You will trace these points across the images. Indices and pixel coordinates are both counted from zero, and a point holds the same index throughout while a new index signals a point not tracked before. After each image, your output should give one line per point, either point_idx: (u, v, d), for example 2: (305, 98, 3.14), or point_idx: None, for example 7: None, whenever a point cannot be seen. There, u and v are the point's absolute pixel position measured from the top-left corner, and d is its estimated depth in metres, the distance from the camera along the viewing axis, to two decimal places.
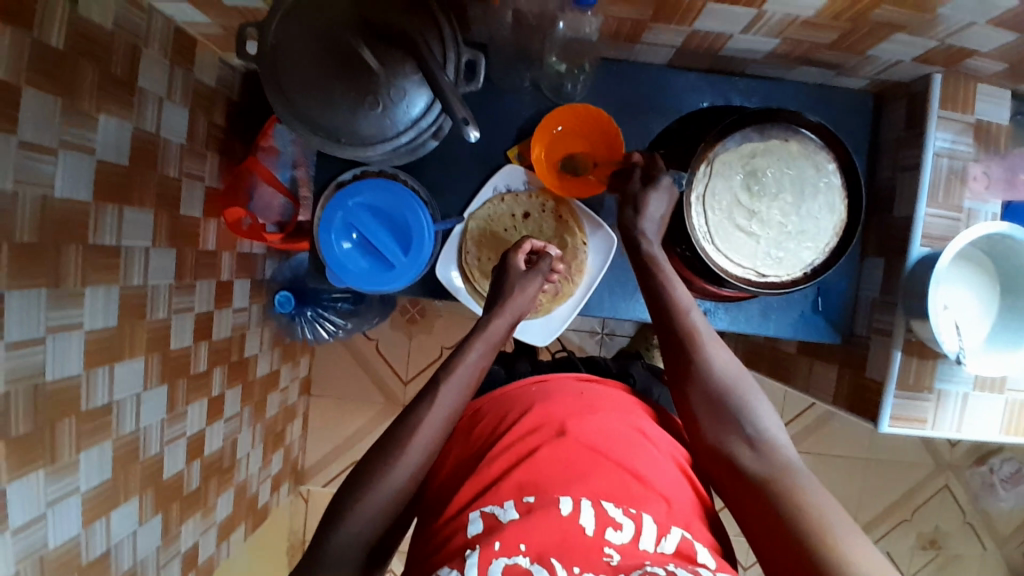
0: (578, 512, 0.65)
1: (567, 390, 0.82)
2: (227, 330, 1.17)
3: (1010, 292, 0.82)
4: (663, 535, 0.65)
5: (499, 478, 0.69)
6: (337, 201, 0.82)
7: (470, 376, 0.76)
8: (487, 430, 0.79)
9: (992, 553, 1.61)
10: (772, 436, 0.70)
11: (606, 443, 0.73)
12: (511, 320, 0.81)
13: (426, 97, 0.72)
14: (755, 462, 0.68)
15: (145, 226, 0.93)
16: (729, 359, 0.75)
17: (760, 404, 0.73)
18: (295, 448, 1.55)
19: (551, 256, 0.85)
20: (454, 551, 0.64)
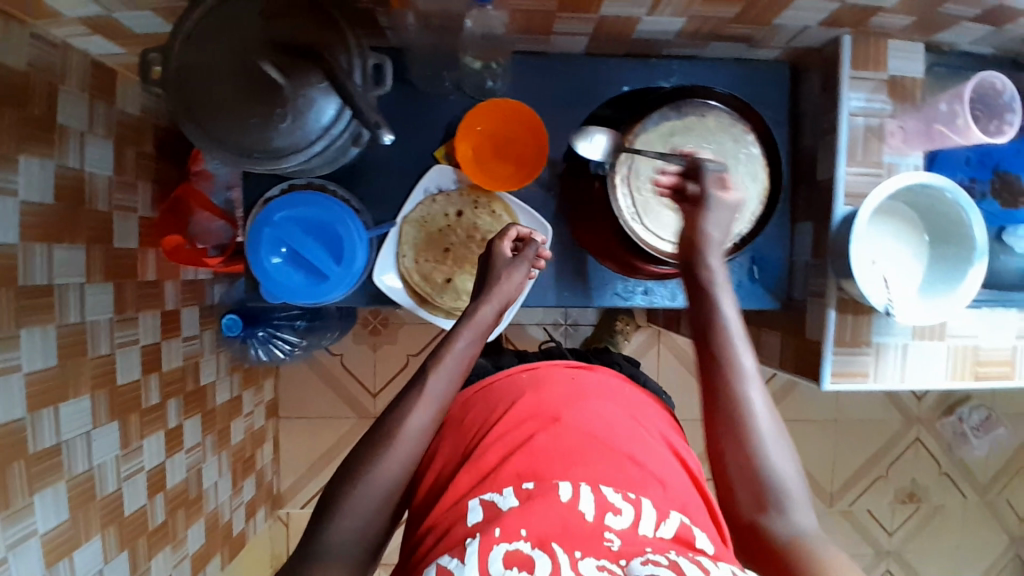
0: (577, 498, 0.66)
1: (558, 378, 0.83)
2: (178, 360, 1.16)
3: (937, 243, 0.84)
4: (662, 520, 0.67)
5: (497, 468, 0.71)
6: (262, 218, 0.81)
7: (460, 367, 0.77)
8: (480, 420, 0.80)
9: (971, 501, 1.63)
10: (800, 504, 0.69)
11: (603, 432, 0.75)
12: (500, 306, 0.82)
13: (336, 104, 0.71)
14: (782, 528, 0.68)
15: (77, 262, 0.91)
16: (770, 412, 0.72)
17: (790, 464, 0.70)
18: (268, 472, 1.53)
19: (536, 241, 0.85)
20: (453, 541, 0.65)
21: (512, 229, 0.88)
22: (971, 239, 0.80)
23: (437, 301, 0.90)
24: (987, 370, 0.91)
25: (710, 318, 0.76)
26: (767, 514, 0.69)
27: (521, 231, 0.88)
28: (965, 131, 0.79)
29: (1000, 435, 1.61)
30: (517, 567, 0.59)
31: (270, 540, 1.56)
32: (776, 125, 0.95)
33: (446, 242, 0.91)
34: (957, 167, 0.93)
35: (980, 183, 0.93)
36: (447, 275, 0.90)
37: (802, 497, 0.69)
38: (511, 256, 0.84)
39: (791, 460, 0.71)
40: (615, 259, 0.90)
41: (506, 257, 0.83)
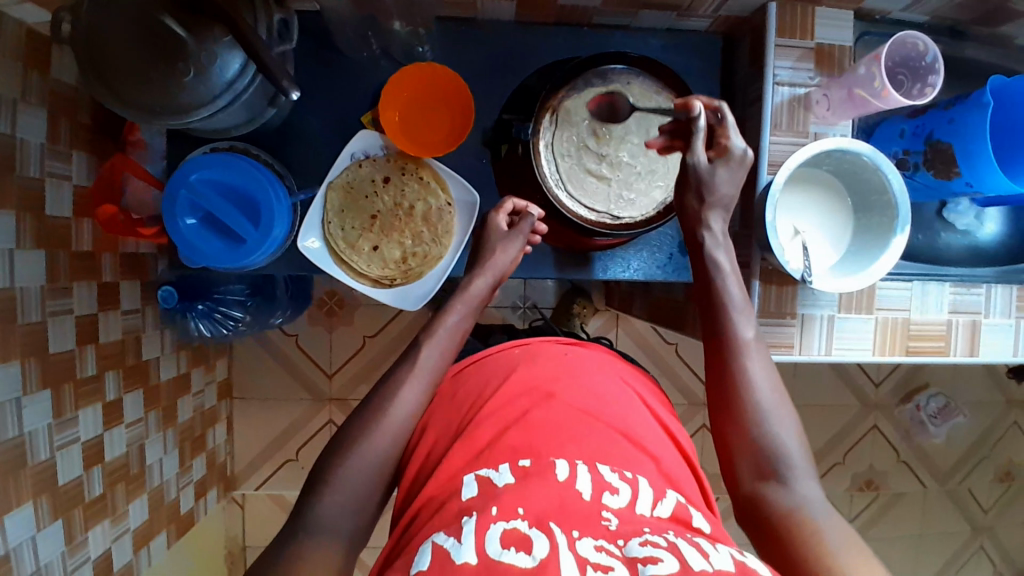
0: (574, 477, 0.63)
1: (550, 355, 0.81)
2: (117, 334, 1.12)
3: (863, 214, 0.83)
4: (658, 500, 0.64)
5: (492, 444, 0.68)
6: (179, 178, 0.80)
7: (453, 338, 0.81)
8: (472, 395, 0.77)
9: (930, 488, 1.63)
10: (801, 473, 0.66)
11: (595, 405, 0.73)
12: (492, 280, 0.85)
13: (241, 59, 0.72)
14: (781, 496, 0.65)
15: (5, 227, 0.86)
16: (773, 385, 0.72)
17: (791, 434, 0.69)
18: (220, 452, 1.52)
19: (532, 215, 0.87)
20: (448, 518, 0.60)
21: (509, 202, 0.89)
22: (893, 205, 0.79)
23: (363, 268, 0.88)
24: (918, 345, 0.90)
25: (710, 286, 0.78)
26: (766, 484, 0.66)
27: (518, 203, 0.89)
28: (882, 95, 0.77)
29: (959, 423, 1.60)
30: (513, 547, 0.54)
31: (224, 522, 1.54)
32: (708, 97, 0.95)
33: (373, 209, 0.89)
34: (892, 140, 0.92)
35: (913, 154, 0.90)
36: (373, 242, 0.89)
37: (806, 466, 0.67)
38: (505, 230, 0.86)
39: (792, 429, 0.69)
40: (559, 238, 0.93)
41: (500, 231, 0.86)
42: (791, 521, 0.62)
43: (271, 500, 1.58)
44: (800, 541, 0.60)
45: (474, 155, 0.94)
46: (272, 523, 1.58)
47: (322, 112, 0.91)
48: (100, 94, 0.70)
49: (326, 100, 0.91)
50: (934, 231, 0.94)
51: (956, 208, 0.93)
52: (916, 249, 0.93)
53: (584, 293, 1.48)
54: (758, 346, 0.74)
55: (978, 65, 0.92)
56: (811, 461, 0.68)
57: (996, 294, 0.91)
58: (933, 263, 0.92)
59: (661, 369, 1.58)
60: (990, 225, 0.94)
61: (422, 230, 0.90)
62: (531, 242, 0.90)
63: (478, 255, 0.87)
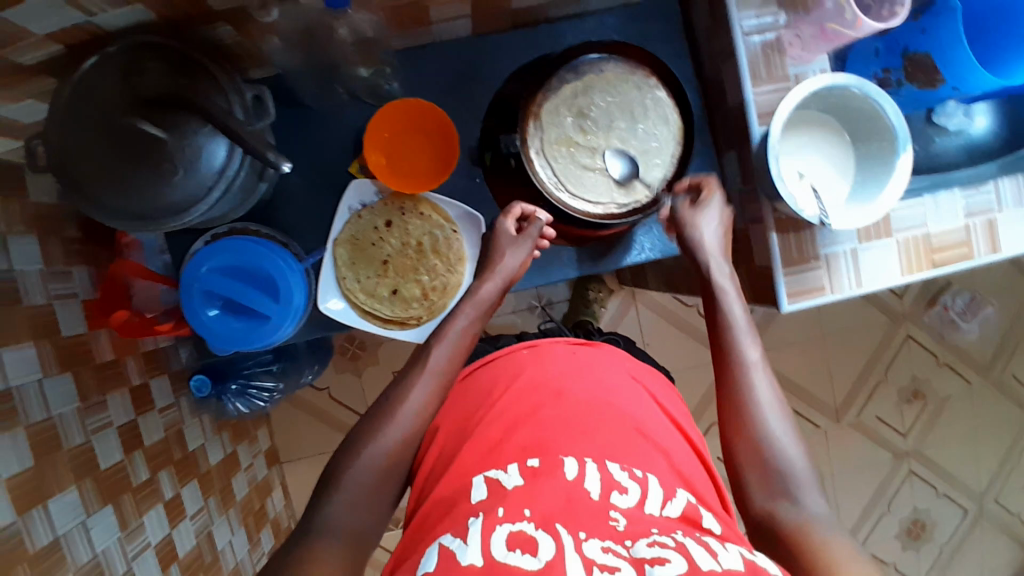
0: (583, 476, 0.66)
1: (559, 355, 0.82)
2: (159, 432, 1.11)
3: (859, 140, 0.83)
4: (668, 499, 0.66)
5: (501, 443, 0.71)
6: (190, 273, 0.80)
7: (461, 342, 0.81)
8: (480, 395, 0.79)
9: (975, 384, 1.64)
10: (808, 495, 0.67)
11: (606, 398, 0.76)
12: (501, 285, 0.84)
13: (225, 144, 0.72)
14: (790, 516, 0.65)
15: (30, 360, 0.86)
16: (784, 412, 0.73)
17: (798, 451, 0.70)
18: (283, 518, 1.52)
19: (541, 220, 0.86)
20: (457, 517, 0.63)
21: (517, 206, 0.87)
22: (891, 128, 0.78)
23: (388, 314, 0.89)
24: (944, 256, 0.90)
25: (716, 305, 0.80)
26: (776, 500, 0.67)
27: (525, 208, 0.87)
28: (855, 25, 0.77)
29: (988, 314, 1.61)
30: (519, 549, 0.57)
31: None
32: (678, 64, 0.94)
33: (382, 255, 0.89)
34: (869, 61, 0.92)
35: (894, 71, 0.91)
36: (391, 286, 0.89)
37: (813, 491, 0.67)
38: (513, 235, 0.86)
39: (802, 453, 0.70)
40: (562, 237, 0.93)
41: (508, 235, 0.85)
42: (799, 533, 0.63)
43: None
44: (808, 564, 0.60)
45: (466, 177, 0.94)
46: None
47: (309, 172, 0.91)
48: (96, 214, 0.70)
49: (309, 160, 0.91)
50: (926, 138, 0.94)
51: (944, 110, 0.92)
52: (916, 163, 0.94)
53: (598, 278, 1.48)
54: (763, 368, 0.76)
55: None
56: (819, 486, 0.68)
57: (1006, 188, 0.91)
58: (937, 171, 0.93)
59: (689, 334, 1.58)
60: (981, 119, 0.93)
61: (435, 263, 0.90)
62: (538, 248, 0.89)
63: (485, 261, 0.86)
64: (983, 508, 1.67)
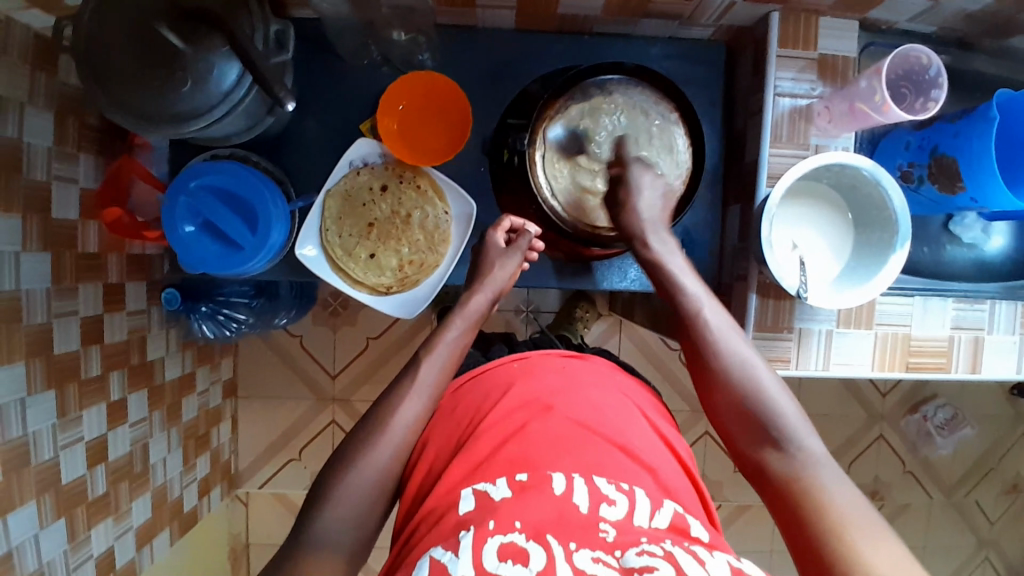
0: (571, 490, 0.64)
1: (548, 368, 0.79)
2: (123, 333, 1.12)
3: (863, 226, 0.82)
4: (656, 510, 0.65)
5: (488, 457, 0.68)
6: (178, 186, 0.80)
7: (450, 356, 0.81)
8: (470, 412, 0.76)
9: (935, 500, 1.60)
10: (800, 432, 0.68)
11: (594, 419, 0.72)
12: (492, 296, 0.85)
13: (239, 69, 0.72)
14: (782, 462, 0.67)
15: (12, 230, 0.87)
16: (755, 356, 0.73)
17: (790, 403, 0.70)
18: (224, 450, 1.53)
19: (530, 233, 0.87)
20: (446, 532, 0.62)
21: (507, 219, 0.89)
22: (894, 221, 0.77)
23: (361, 276, 0.89)
24: (920, 361, 0.89)
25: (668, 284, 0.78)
26: (768, 451, 0.68)
27: (515, 221, 0.89)
28: (883, 109, 0.75)
29: (965, 435, 1.58)
30: (511, 560, 0.57)
31: (228, 518, 1.56)
32: (709, 107, 0.94)
33: (370, 218, 0.89)
34: (898, 152, 0.90)
35: (918, 167, 0.88)
36: (371, 250, 0.89)
37: (802, 425, 0.69)
38: (504, 246, 0.87)
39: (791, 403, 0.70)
40: (558, 247, 0.93)
41: (499, 246, 0.86)
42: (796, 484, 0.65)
43: (275, 497, 1.59)
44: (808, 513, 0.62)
45: (472, 164, 0.94)
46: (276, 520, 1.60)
47: (323, 120, 0.92)
48: (102, 104, 0.71)
49: (326, 108, 0.92)
50: (938, 244, 0.93)
51: (962, 221, 0.92)
52: (919, 263, 0.92)
53: (589, 298, 1.47)
54: (734, 337, 0.74)
55: (981, 77, 0.90)
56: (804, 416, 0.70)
57: (1001, 311, 0.90)
58: (938, 279, 0.91)
59: (664, 376, 1.57)
60: (998, 239, 0.93)
61: (419, 238, 0.90)
62: (527, 259, 0.90)
63: (477, 270, 0.87)
64: None
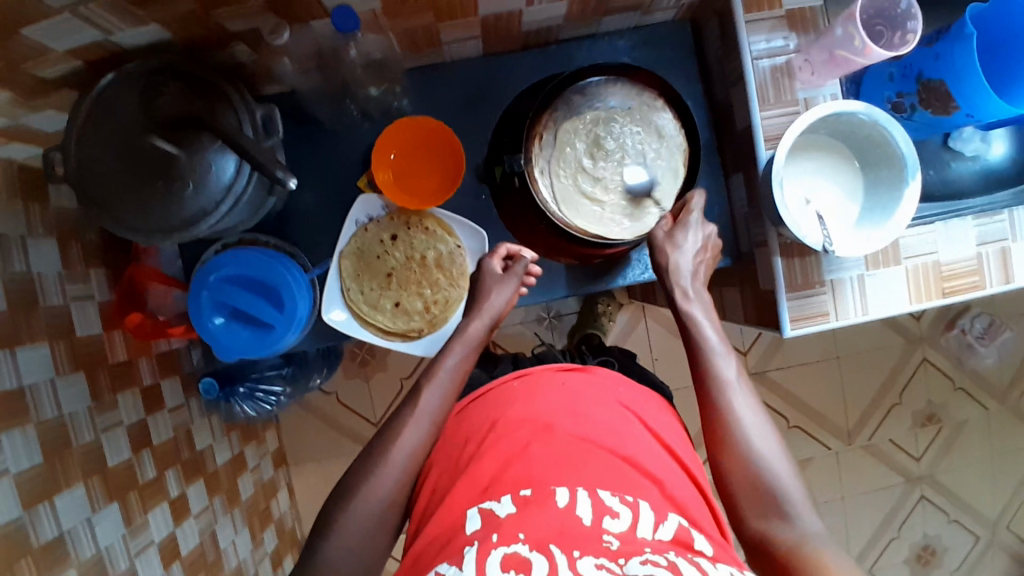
0: (574, 503, 0.65)
1: (550, 385, 0.80)
2: (168, 432, 1.13)
3: (868, 167, 0.82)
4: (660, 522, 0.65)
5: (494, 479, 0.69)
6: (198, 283, 0.81)
7: (453, 379, 0.82)
8: (469, 435, 0.77)
9: (992, 409, 1.60)
10: (804, 512, 0.69)
11: (596, 433, 0.74)
12: (489, 322, 0.86)
13: (234, 159, 0.73)
14: (785, 532, 0.68)
15: (44, 359, 0.88)
16: (771, 431, 0.75)
17: (793, 477, 0.71)
18: (287, 519, 1.54)
19: (526, 259, 0.89)
20: (452, 550, 0.63)
21: (502, 247, 0.91)
22: (899, 156, 0.78)
23: (389, 326, 0.89)
24: (955, 285, 0.89)
25: (689, 333, 0.82)
26: (771, 522, 0.69)
27: (510, 248, 0.91)
28: (864, 51, 0.76)
29: (1006, 339, 1.58)
30: (514, 570, 0.58)
31: None
32: (688, 85, 0.94)
33: (386, 267, 0.90)
34: (882, 85, 0.91)
35: (908, 95, 0.89)
36: (394, 299, 0.90)
37: (804, 502, 0.70)
38: (500, 273, 0.88)
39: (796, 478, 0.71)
40: (567, 254, 0.93)
41: (493, 275, 0.87)
42: (796, 553, 0.65)
43: None
44: None
45: (471, 192, 0.94)
46: None
47: (318, 183, 0.92)
48: (114, 228, 0.71)
49: (319, 173, 0.92)
50: (941, 163, 0.93)
51: (960, 136, 0.92)
52: (930, 188, 0.92)
53: (610, 291, 1.48)
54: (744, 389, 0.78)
55: None
56: (809, 498, 0.71)
57: (1020, 218, 0.90)
58: (951, 198, 0.91)
59: None
60: (1000, 145, 0.92)
61: (438, 277, 0.91)
62: (526, 283, 0.92)
63: (474, 299, 0.88)
64: (997, 536, 1.63)
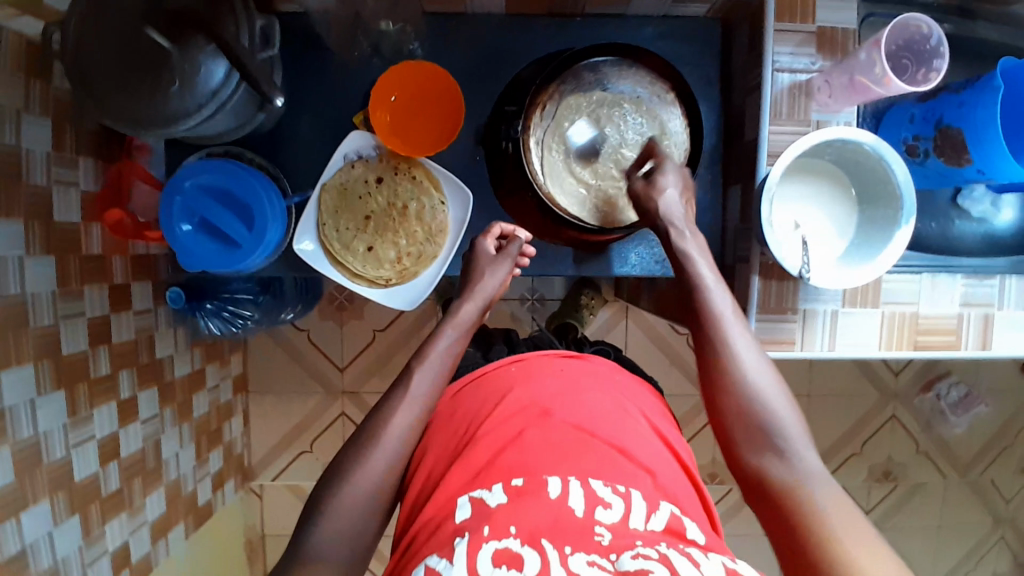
0: (568, 494, 0.59)
1: (546, 372, 0.75)
2: (130, 333, 1.11)
3: (865, 204, 0.81)
4: (653, 512, 0.60)
5: (487, 464, 0.64)
6: (173, 186, 0.80)
7: (443, 365, 0.77)
8: (466, 417, 0.72)
9: (950, 479, 1.58)
10: (800, 446, 0.65)
11: (592, 422, 0.68)
12: (481, 305, 0.84)
13: (225, 66, 0.71)
14: (779, 469, 0.63)
15: (15, 235, 0.85)
16: (768, 366, 0.70)
17: (792, 414, 0.67)
18: (237, 444, 1.55)
19: (521, 240, 0.88)
20: (440, 540, 0.58)
21: (497, 226, 0.91)
22: (897, 194, 0.76)
23: (358, 269, 0.88)
24: (928, 340, 0.87)
25: (687, 270, 0.77)
26: (764, 456, 0.65)
27: (505, 228, 0.91)
28: (883, 82, 0.73)
29: (980, 413, 1.56)
30: (504, 566, 0.53)
31: (244, 511, 1.58)
32: (707, 87, 0.92)
33: (366, 210, 0.89)
34: (902, 125, 0.88)
35: (924, 140, 0.86)
36: (368, 243, 0.89)
37: (801, 435, 0.65)
38: (494, 254, 0.87)
39: (794, 413, 0.67)
40: (559, 236, 0.92)
41: (486, 256, 0.86)
42: (789, 490, 0.61)
43: (289, 489, 1.61)
44: (807, 536, 0.56)
45: (467, 152, 0.93)
46: (292, 510, 1.62)
47: (316, 112, 0.91)
48: (98, 113, 0.70)
49: (318, 102, 0.91)
50: (947, 218, 0.91)
51: (971, 195, 0.90)
52: (927, 239, 0.90)
53: (597, 284, 1.46)
54: (743, 328, 0.73)
55: (985, 45, 0.88)
56: (808, 435, 0.66)
57: (1010, 286, 0.87)
58: (945, 254, 0.89)
59: (674, 359, 1.55)
60: (1007, 212, 0.91)
61: (416, 229, 0.89)
62: (519, 264, 0.91)
63: (466, 280, 0.86)
64: None
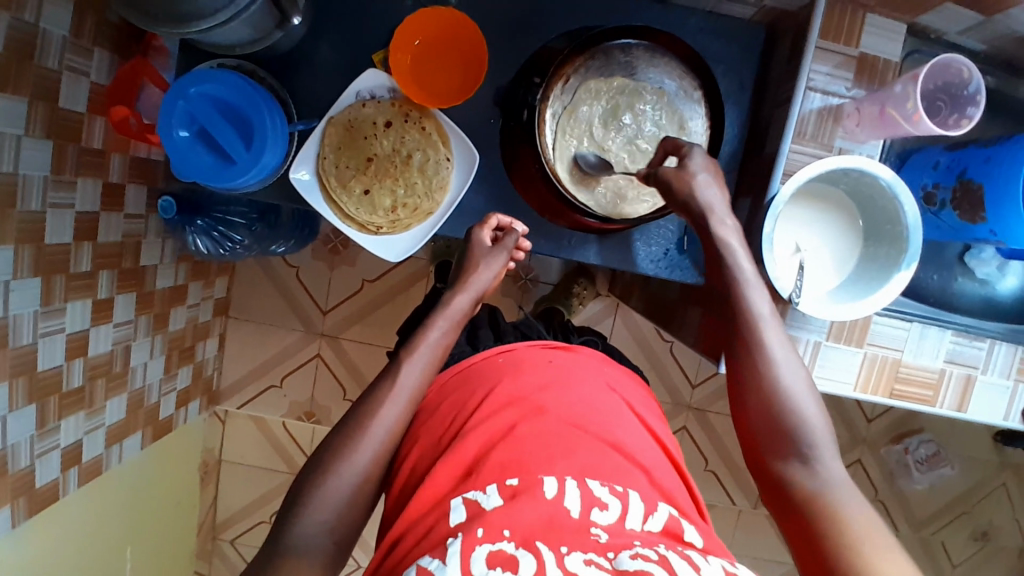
0: (563, 494, 0.58)
1: (537, 365, 0.74)
2: (117, 235, 1.08)
3: (871, 241, 0.79)
4: (649, 513, 0.59)
5: (477, 463, 0.62)
6: (177, 89, 0.78)
7: (433, 354, 0.75)
8: (456, 405, 0.71)
9: (904, 534, 1.58)
10: (828, 454, 0.64)
11: (584, 416, 0.67)
12: (475, 298, 0.82)
13: None
14: (795, 457, 0.65)
15: (17, 112, 0.80)
16: (796, 356, 0.69)
17: (821, 417, 0.66)
18: (208, 366, 1.54)
19: (518, 233, 0.86)
20: (433, 542, 0.57)
21: (493, 218, 0.87)
22: (905, 239, 0.74)
23: (351, 211, 0.86)
24: (905, 389, 0.86)
25: (718, 260, 0.73)
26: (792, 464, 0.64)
27: (502, 220, 0.88)
28: (913, 119, 0.72)
29: (944, 474, 1.56)
30: (500, 568, 0.51)
31: (206, 435, 1.58)
32: (739, 93, 0.90)
33: (369, 153, 0.87)
34: (924, 171, 0.85)
35: (943, 189, 0.84)
36: (364, 186, 0.87)
37: (829, 443, 0.65)
38: (490, 245, 0.85)
39: (822, 415, 0.66)
40: (564, 218, 0.90)
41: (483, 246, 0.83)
42: (815, 504, 0.61)
43: (253, 420, 1.62)
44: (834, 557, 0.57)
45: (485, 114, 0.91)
46: (252, 441, 1.62)
47: (340, 45, 0.89)
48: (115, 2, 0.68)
49: (343, 34, 0.88)
50: (950, 274, 0.89)
51: (979, 254, 0.89)
52: (926, 288, 0.88)
53: (591, 275, 1.45)
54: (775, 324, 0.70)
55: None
56: (834, 439, 0.66)
57: (999, 353, 0.86)
58: (940, 307, 0.88)
59: (652, 365, 1.53)
60: (1011, 278, 0.89)
61: (416, 181, 0.88)
62: (513, 257, 0.89)
63: (460, 272, 0.84)
64: None
